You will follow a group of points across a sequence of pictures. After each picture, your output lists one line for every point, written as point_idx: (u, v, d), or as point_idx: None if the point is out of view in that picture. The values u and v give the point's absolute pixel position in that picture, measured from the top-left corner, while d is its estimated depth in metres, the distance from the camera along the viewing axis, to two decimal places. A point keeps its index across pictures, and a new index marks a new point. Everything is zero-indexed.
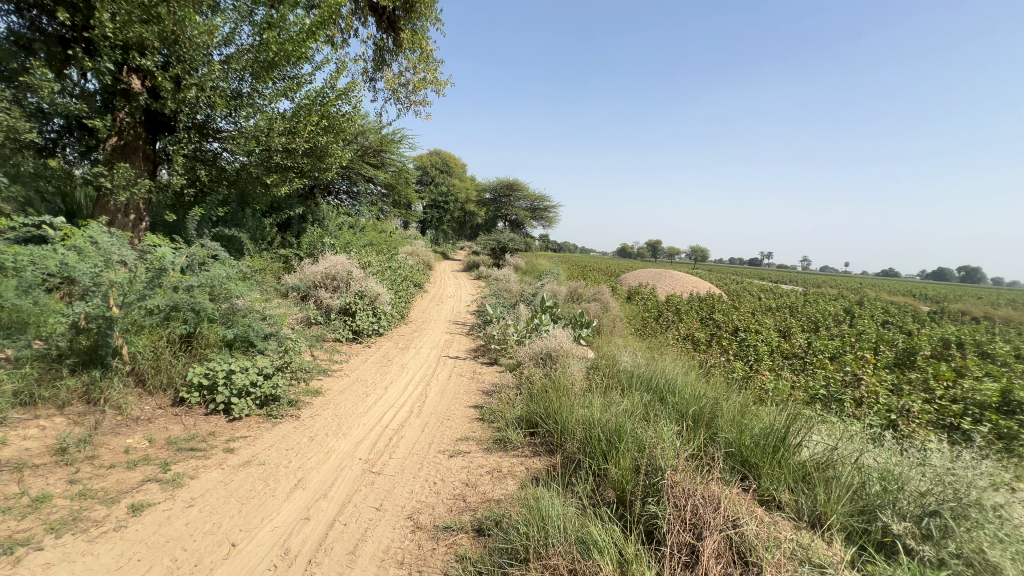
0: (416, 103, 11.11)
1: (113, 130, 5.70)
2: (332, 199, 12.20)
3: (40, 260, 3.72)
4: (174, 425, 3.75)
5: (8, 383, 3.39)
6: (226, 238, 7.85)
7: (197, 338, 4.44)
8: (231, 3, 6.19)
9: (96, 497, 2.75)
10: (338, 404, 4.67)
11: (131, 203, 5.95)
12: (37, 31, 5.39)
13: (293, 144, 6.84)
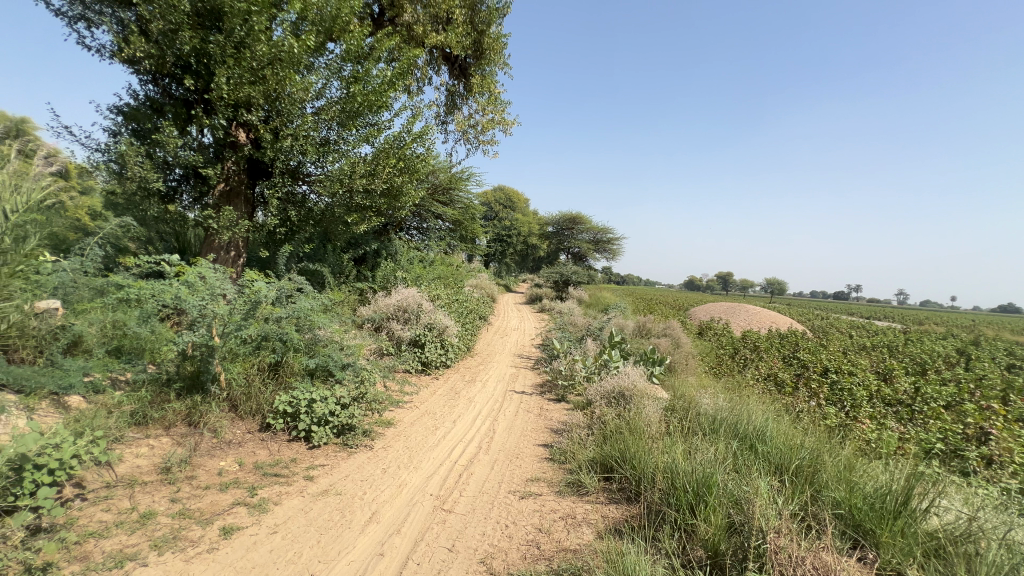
0: (484, 142, 11.60)
1: (221, 177, 6.40)
2: (404, 235, 12.85)
3: (159, 294, 4.19)
4: (261, 450, 3.96)
5: (127, 404, 3.77)
6: (309, 273, 8.45)
7: (284, 366, 4.69)
8: (324, 62, 6.88)
9: (193, 517, 2.94)
10: (409, 436, 4.74)
11: (232, 242, 6.60)
12: (167, 95, 6.20)
13: (373, 185, 7.32)
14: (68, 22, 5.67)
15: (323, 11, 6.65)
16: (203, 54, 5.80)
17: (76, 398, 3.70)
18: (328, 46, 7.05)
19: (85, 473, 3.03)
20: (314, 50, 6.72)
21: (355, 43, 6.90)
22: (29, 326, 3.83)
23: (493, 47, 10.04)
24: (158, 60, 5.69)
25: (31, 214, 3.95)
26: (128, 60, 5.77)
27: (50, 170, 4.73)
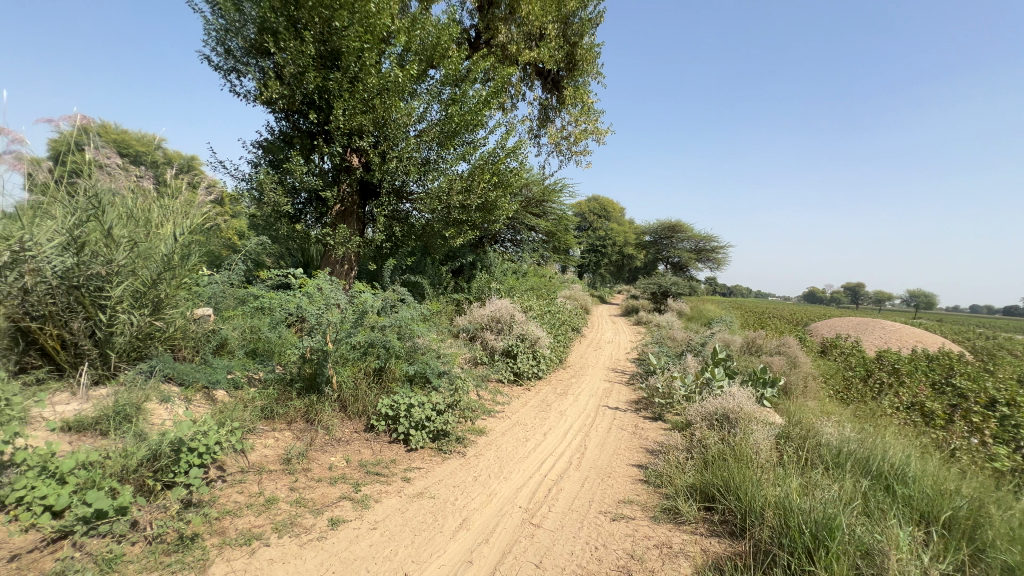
0: (577, 153, 11.56)
1: (338, 199, 7.13)
2: (499, 247, 13.22)
3: (285, 303, 4.76)
4: (366, 448, 4.27)
5: (259, 399, 4.32)
6: (412, 284, 9.01)
7: (386, 372, 5.02)
8: (426, 88, 7.38)
9: (307, 506, 3.25)
10: (500, 446, 4.79)
11: (346, 256, 7.32)
12: (296, 129, 7.06)
13: (469, 200, 7.65)
14: (223, 74, 6.74)
15: (425, 41, 7.16)
16: (324, 90, 6.53)
17: (221, 392, 4.31)
18: (429, 73, 7.56)
19: (225, 458, 3.51)
20: (417, 77, 7.24)
21: (454, 68, 7.31)
22: (189, 330, 4.56)
23: (586, 57, 10.02)
24: (289, 98, 6.52)
25: (193, 236, 4.72)
26: (266, 102, 6.69)
27: (215, 198, 5.63)
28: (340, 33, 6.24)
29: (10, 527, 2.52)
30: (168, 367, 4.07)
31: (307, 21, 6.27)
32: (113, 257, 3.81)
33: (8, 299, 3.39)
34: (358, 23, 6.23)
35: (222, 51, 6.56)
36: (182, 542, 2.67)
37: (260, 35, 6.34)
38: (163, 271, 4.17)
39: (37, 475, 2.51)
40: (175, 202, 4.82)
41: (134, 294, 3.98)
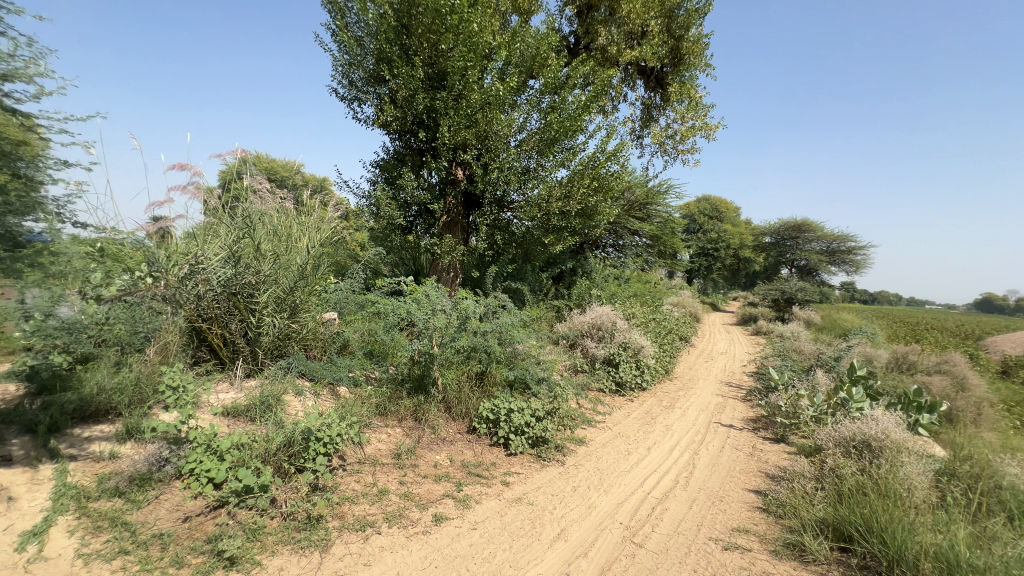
0: (683, 152, 10.94)
1: (444, 211, 7.56)
2: (600, 252, 12.97)
3: (397, 309, 5.14)
4: (468, 450, 4.43)
5: (374, 397, 4.70)
6: (513, 291, 9.20)
7: (487, 376, 5.16)
8: (526, 98, 7.54)
9: (414, 500, 3.46)
10: (600, 457, 4.65)
11: (452, 265, 7.72)
12: (408, 147, 7.63)
13: (568, 207, 7.62)
14: (348, 103, 7.53)
15: (525, 53, 7.34)
16: (432, 110, 6.99)
17: (343, 388, 4.78)
18: (529, 83, 7.71)
19: (345, 448, 3.87)
20: (517, 89, 7.44)
21: (552, 76, 7.37)
22: (318, 332, 5.13)
23: (692, 50, 9.47)
24: (402, 120, 7.08)
25: (322, 249, 5.31)
26: (383, 125, 7.35)
27: (341, 215, 6.29)
28: (446, 55, 6.65)
29: (184, 493, 3.05)
30: (302, 364, 4.66)
31: (417, 47, 6.79)
32: (261, 269, 4.45)
33: (189, 305, 4.20)
34: (462, 44, 6.59)
35: (346, 83, 7.32)
36: (309, 521, 3.01)
37: (377, 65, 7.00)
38: (298, 280, 4.75)
39: (203, 452, 3.01)
40: (309, 219, 5.50)
41: (276, 300, 4.59)
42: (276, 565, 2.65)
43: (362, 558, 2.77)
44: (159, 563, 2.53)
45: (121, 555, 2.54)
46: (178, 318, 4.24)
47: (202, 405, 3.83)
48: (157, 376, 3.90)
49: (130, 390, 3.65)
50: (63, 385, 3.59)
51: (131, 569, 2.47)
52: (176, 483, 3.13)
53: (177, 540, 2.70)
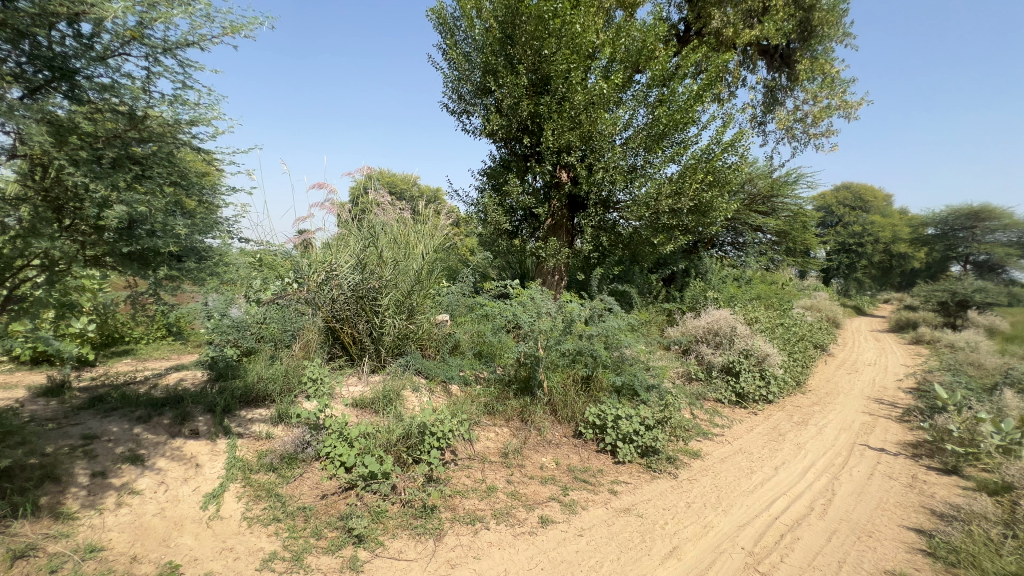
0: (816, 135, 9.70)
1: (549, 214, 7.63)
2: (716, 251, 12.03)
3: (504, 311, 5.29)
4: (574, 454, 4.38)
5: (483, 396, 4.89)
6: (620, 293, 8.92)
7: (594, 381, 5.06)
8: (631, 94, 7.30)
9: (520, 499, 3.51)
10: (718, 473, 4.29)
11: (557, 267, 7.75)
12: (512, 153, 7.81)
13: (679, 204, 7.20)
14: (457, 116, 7.94)
15: (630, 47, 7.10)
16: (536, 115, 7.09)
17: (455, 386, 5.04)
18: (635, 78, 7.44)
19: (457, 444, 4.06)
20: (622, 86, 7.23)
21: (660, 68, 7.03)
22: (432, 332, 5.47)
23: (826, 19, 8.37)
24: (507, 128, 7.27)
25: (435, 254, 5.66)
26: (489, 134, 7.62)
27: (452, 222, 6.66)
28: (549, 59, 6.71)
29: (322, 473, 3.45)
30: (418, 362, 5.01)
31: (521, 56, 6.94)
32: (383, 274, 4.89)
33: (326, 307, 4.80)
34: (565, 47, 6.60)
35: (456, 97, 7.72)
36: (424, 510, 3.21)
37: (484, 77, 7.28)
38: (414, 284, 5.12)
39: (336, 438, 3.41)
40: (424, 227, 5.91)
41: (396, 303, 5.00)
42: (396, 547, 2.89)
43: (472, 551, 2.90)
44: (303, 532, 2.91)
45: (274, 522, 2.96)
46: (316, 318, 4.84)
47: (335, 396, 4.30)
48: (301, 369, 4.48)
49: (281, 379, 4.26)
50: (233, 373, 4.30)
51: (282, 535, 2.87)
52: (315, 464, 3.55)
53: (316, 514, 3.07)
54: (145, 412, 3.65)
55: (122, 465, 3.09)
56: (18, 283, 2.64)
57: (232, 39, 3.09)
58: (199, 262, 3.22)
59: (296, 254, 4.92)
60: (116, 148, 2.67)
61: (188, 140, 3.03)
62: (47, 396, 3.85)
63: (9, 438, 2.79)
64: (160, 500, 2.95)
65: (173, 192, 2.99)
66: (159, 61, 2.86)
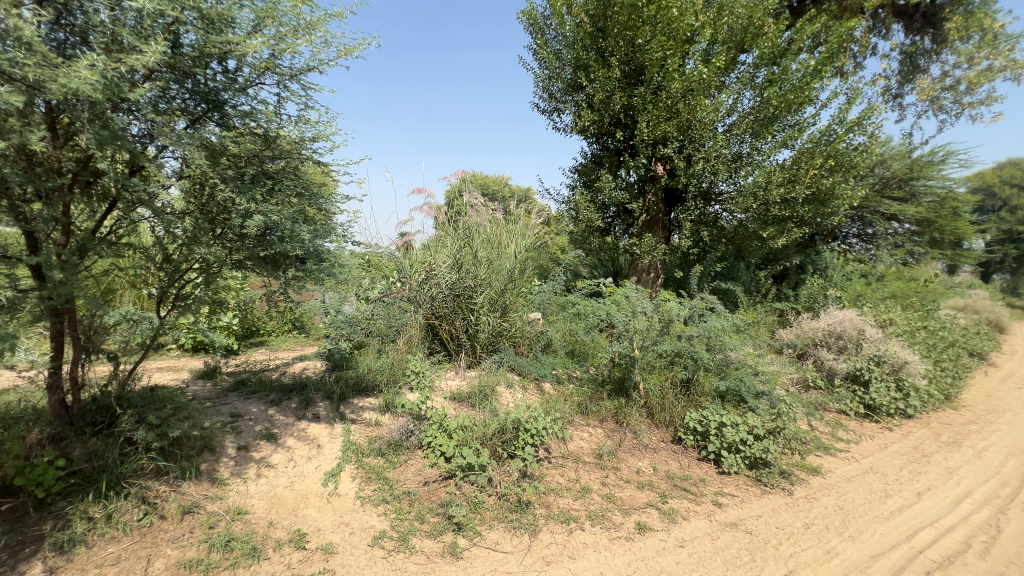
0: (972, 104, 8.22)
1: (643, 209, 7.36)
2: (839, 245, 10.71)
3: (597, 310, 5.21)
4: (673, 461, 4.17)
5: (576, 395, 4.85)
6: (723, 292, 8.31)
7: (694, 385, 4.77)
8: (736, 76, 6.82)
9: (616, 503, 3.43)
10: (843, 494, 3.83)
11: (652, 265, 7.45)
12: (604, 149, 7.62)
13: (793, 192, 6.54)
14: (548, 115, 7.95)
15: (734, 26, 6.60)
16: (630, 107, 6.86)
17: (547, 384, 5.06)
18: (739, 59, 6.92)
19: (550, 441, 4.07)
20: (724, 69, 6.75)
21: (770, 45, 6.43)
22: (525, 330, 5.55)
23: None
24: (599, 122, 7.11)
25: (527, 253, 5.74)
26: (581, 131, 7.53)
27: (544, 221, 6.70)
28: (643, 48, 6.47)
29: (424, 461, 3.66)
30: (511, 359, 5.12)
31: (613, 48, 6.75)
32: (478, 273, 5.07)
33: (427, 305, 5.10)
34: (660, 33, 6.32)
35: (547, 96, 7.73)
36: (520, 505, 3.27)
37: (575, 73, 7.21)
38: (508, 282, 5.24)
39: (436, 429, 3.61)
40: (516, 226, 6.01)
41: (490, 301, 5.15)
42: (493, 538, 2.97)
43: (567, 550, 2.90)
44: (408, 515, 3.11)
45: (384, 503, 3.20)
46: (418, 315, 5.16)
47: (435, 389, 4.54)
48: (404, 363, 4.79)
49: (388, 371, 4.62)
50: (347, 364, 4.74)
51: (390, 516, 3.10)
52: (418, 452, 3.78)
53: (419, 499, 3.27)
54: (277, 396, 4.16)
55: (260, 441, 3.55)
56: (185, 284, 3.15)
57: (345, 60, 3.37)
58: (320, 263, 3.58)
59: (400, 255, 5.27)
60: (255, 166, 3.09)
61: (310, 155, 3.39)
62: (204, 379, 4.54)
63: (178, 413, 3.34)
64: (290, 474, 3.34)
65: (298, 202, 3.37)
66: (287, 86, 3.21)
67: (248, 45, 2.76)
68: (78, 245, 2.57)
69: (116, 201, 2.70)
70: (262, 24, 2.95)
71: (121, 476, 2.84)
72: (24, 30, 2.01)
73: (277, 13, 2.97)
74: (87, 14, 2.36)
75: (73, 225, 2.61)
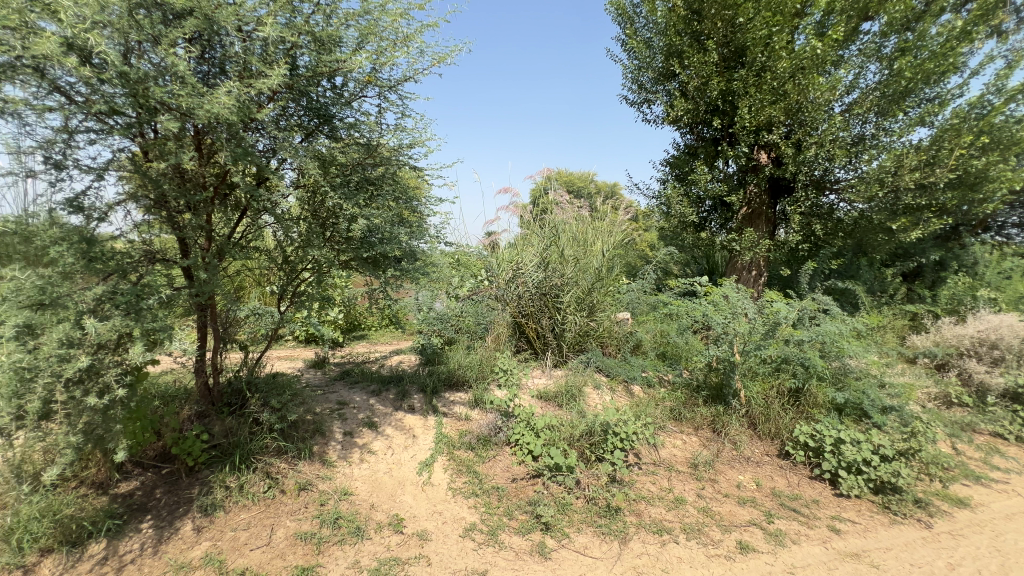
0: None
1: (744, 202, 6.78)
2: (991, 236, 9.09)
3: (692, 311, 4.91)
4: (779, 477, 3.80)
5: (668, 400, 4.61)
6: (839, 292, 7.42)
7: (805, 395, 4.31)
8: (858, 48, 6.11)
9: (714, 518, 3.21)
10: (999, 533, 3.24)
11: (754, 262, 6.87)
12: (700, 139, 7.18)
13: (933, 177, 5.68)
14: (637, 107, 7.65)
15: None
16: (729, 93, 6.37)
17: (637, 387, 4.89)
18: (862, 29, 6.17)
19: (640, 447, 3.92)
20: (843, 41, 6.05)
21: (902, 9, 5.64)
22: (613, 330, 5.41)
23: None
24: (694, 111, 6.70)
25: (616, 251, 5.58)
26: (673, 121, 7.15)
27: (632, 217, 6.46)
28: (744, 27, 5.98)
29: (512, 457, 3.71)
30: (599, 360, 5.02)
31: (709, 30, 6.31)
32: (564, 272, 5.04)
33: (513, 303, 5.16)
34: (765, 9, 5.79)
35: (636, 88, 7.45)
36: (609, 510, 3.18)
37: (667, 61, 6.86)
38: (595, 281, 5.13)
39: (524, 427, 3.64)
40: (604, 223, 5.87)
41: (577, 300, 5.09)
42: (582, 542, 2.92)
43: (659, 563, 2.78)
44: (497, 510, 3.17)
45: (474, 496, 3.30)
46: (505, 313, 5.24)
47: (523, 387, 4.58)
48: (492, 360, 4.90)
49: (477, 368, 4.75)
50: (438, 359, 4.95)
51: (480, 509, 3.18)
52: (506, 448, 3.83)
53: (508, 495, 3.31)
54: (377, 387, 4.47)
55: (363, 429, 3.83)
56: (299, 282, 3.48)
57: (438, 68, 3.51)
58: (415, 262, 3.77)
59: (487, 254, 5.39)
60: (359, 173, 3.32)
61: (407, 161, 3.58)
62: (315, 368, 5.02)
63: (294, 398, 3.71)
64: (388, 461, 3.57)
65: (396, 206, 3.59)
66: (386, 97, 3.42)
67: (353, 61, 2.99)
68: (217, 249, 2.96)
69: (245, 211, 3.08)
70: (364, 41, 3.17)
71: (250, 452, 3.21)
72: (179, 65, 2.33)
73: (378, 29, 3.18)
74: (224, 46, 2.67)
75: (214, 232, 2.99)
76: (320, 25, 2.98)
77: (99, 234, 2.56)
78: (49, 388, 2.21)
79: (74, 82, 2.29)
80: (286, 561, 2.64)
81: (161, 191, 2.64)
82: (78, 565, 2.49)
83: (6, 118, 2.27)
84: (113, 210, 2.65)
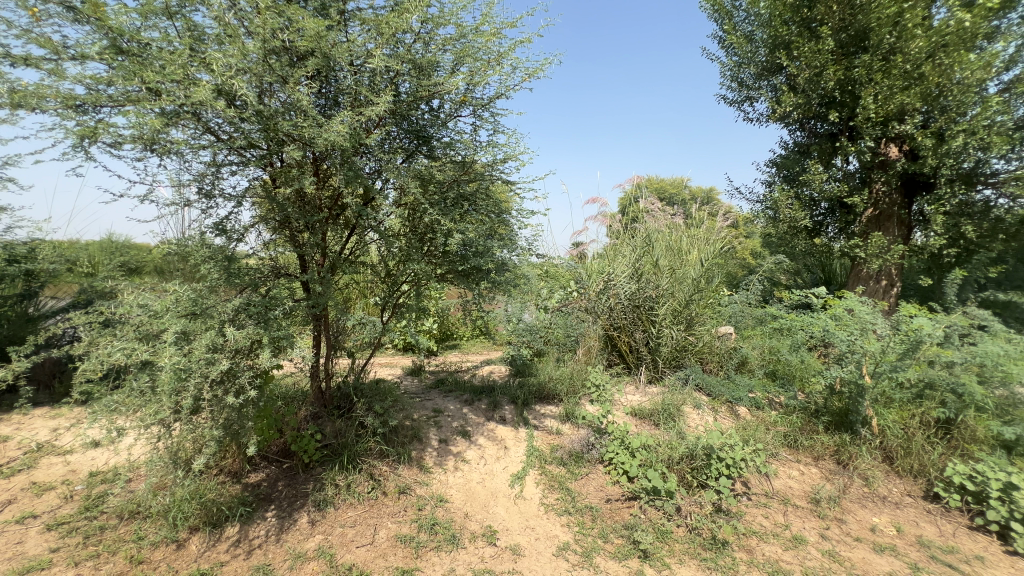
0: None
1: (870, 203, 5.98)
2: None
3: (808, 326, 4.41)
4: (927, 524, 3.23)
5: (781, 425, 4.16)
6: (999, 305, 6.21)
7: (960, 427, 3.63)
8: (1019, 17, 5.21)
9: (843, 565, 2.80)
10: None
11: (883, 270, 6.02)
12: (813, 135, 6.53)
13: None
14: (738, 105, 7.16)
15: None
16: (849, 82, 5.70)
17: (743, 409, 4.48)
18: None
19: (749, 475, 3.57)
20: (998, 10, 5.19)
21: None
22: (714, 345, 5.03)
23: None
24: (805, 105, 6.08)
25: (716, 260, 5.21)
26: (780, 117, 6.57)
27: (734, 223, 5.99)
28: (867, 7, 5.33)
29: (606, 477, 3.57)
30: (699, 377, 4.70)
31: (824, 15, 5.70)
32: (659, 283, 4.80)
33: (605, 316, 4.98)
34: None
35: (736, 85, 6.99)
36: (714, 542, 2.92)
37: (772, 54, 6.34)
38: (693, 293, 4.83)
39: (619, 445, 3.48)
40: (701, 231, 5.52)
41: (673, 313, 4.83)
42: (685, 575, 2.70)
43: None
44: (592, 531, 3.05)
45: (567, 514, 3.21)
46: (596, 326, 5.09)
47: (616, 403, 4.41)
48: (583, 374, 4.79)
49: (568, 381, 4.67)
50: (528, 370, 4.95)
51: (574, 528, 3.09)
52: (599, 466, 3.70)
53: (602, 517, 3.18)
54: (470, 396, 4.57)
55: (457, 437, 3.94)
56: (400, 293, 3.68)
57: (529, 82, 3.55)
58: (506, 275, 3.82)
59: (577, 265, 5.32)
60: (455, 190, 3.43)
61: (499, 175, 3.66)
62: (412, 375, 5.28)
63: (395, 405, 3.91)
64: (481, 471, 3.61)
65: (489, 220, 3.67)
66: (480, 115, 3.52)
67: (450, 83, 3.13)
68: (331, 264, 3.25)
69: (354, 229, 3.33)
70: (460, 63, 3.30)
71: (356, 453, 3.44)
72: (301, 101, 2.59)
73: (472, 51, 3.30)
74: (338, 80, 2.94)
75: (327, 248, 3.28)
76: (420, 52, 3.16)
77: (238, 252, 2.93)
78: (199, 387, 2.53)
79: (221, 122, 2.65)
80: (387, 561, 2.76)
81: (286, 213, 2.95)
82: (217, 545, 2.82)
83: (171, 156, 2.69)
84: (249, 232, 3.02)
